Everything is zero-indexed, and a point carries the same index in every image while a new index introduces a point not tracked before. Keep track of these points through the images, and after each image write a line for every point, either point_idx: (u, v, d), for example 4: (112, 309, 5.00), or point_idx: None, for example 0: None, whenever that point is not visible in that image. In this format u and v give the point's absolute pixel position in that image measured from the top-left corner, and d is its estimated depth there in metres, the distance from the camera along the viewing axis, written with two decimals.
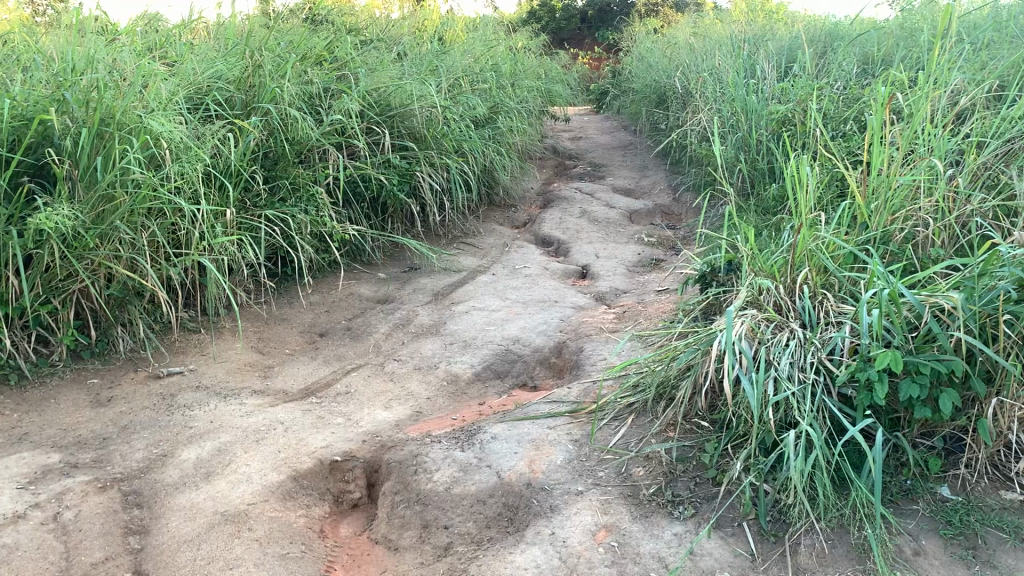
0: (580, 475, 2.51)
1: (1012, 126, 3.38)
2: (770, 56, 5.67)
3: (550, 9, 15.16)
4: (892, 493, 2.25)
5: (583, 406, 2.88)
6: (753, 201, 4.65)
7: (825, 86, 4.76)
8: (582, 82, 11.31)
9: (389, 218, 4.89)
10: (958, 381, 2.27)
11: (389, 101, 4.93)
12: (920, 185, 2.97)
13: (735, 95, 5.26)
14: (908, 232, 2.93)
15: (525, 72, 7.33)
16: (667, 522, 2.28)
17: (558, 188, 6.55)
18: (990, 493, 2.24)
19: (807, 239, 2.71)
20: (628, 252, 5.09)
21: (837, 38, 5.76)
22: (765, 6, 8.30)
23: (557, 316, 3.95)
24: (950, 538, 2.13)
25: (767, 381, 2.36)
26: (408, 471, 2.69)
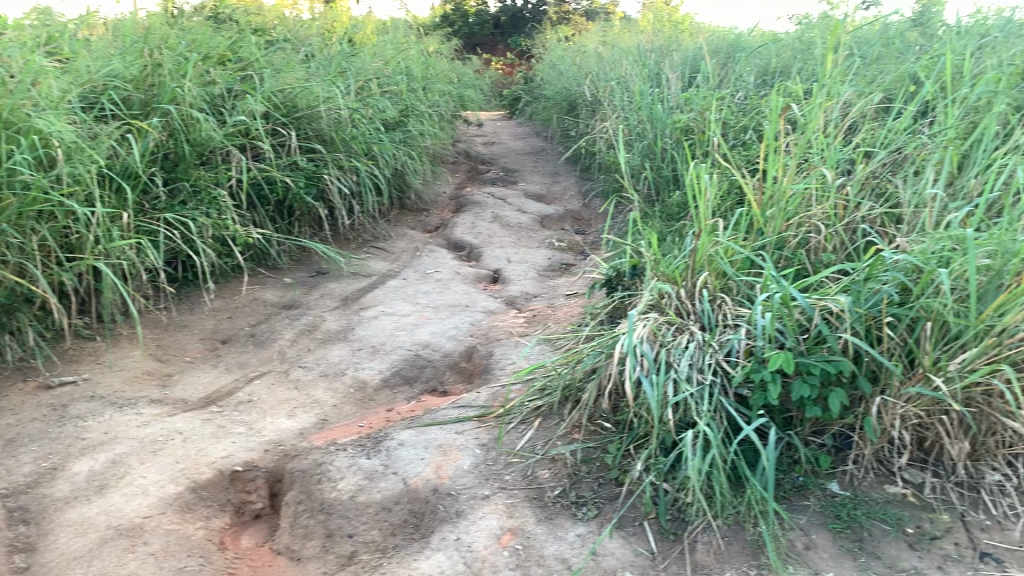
0: (486, 480, 2.51)
1: (898, 137, 3.55)
2: (675, 66, 5.81)
3: (463, 14, 15.14)
4: (785, 490, 2.34)
5: (491, 410, 2.88)
6: (659, 208, 4.75)
7: (726, 96, 4.90)
8: (495, 87, 11.34)
9: (295, 222, 4.78)
10: (846, 381, 2.37)
11: (294, 103, 4.84)
12: (813, 194, 3.10)
13: (641, 103, 5.37)
14: (802, 237, 3.04)
15: (436, 76, 7.31)
16: (571, 524, 2.31)
17: (470, 193, 6.55)
18: (874, 488, 2.35)
19: (706, 245, 2.78)
20: (539, 257, 5.13)
21: (738, 49, 5.94)
22: (672, 16, 8.50)
23: (467, 321, 3.95)
24: (838, 532, 2.23)
25: (667, 383, 2.42)
26: (312, 480, 2.65)
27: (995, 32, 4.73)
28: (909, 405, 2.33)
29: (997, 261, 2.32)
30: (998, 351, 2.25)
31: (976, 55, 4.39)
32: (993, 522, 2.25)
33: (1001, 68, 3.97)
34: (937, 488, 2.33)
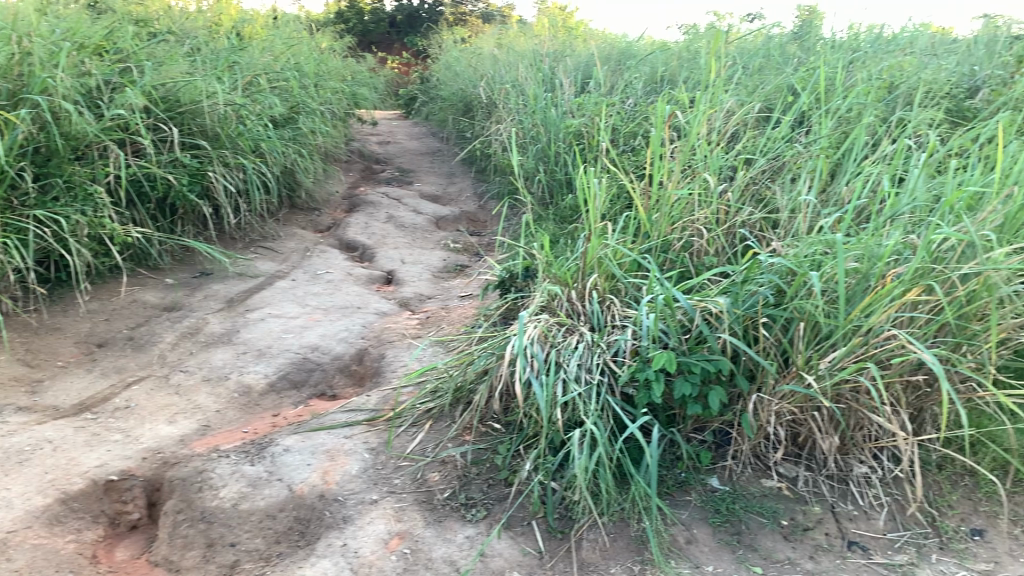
0: (375, 484, 2.48)
1: (777, 146, 3.70)
2: (568, 71, 5.89)
3: (358, 11, 14.93)
4: (668, 486, 2.41)
5: (381, 413, 2.85)
6: (552, 210, 4.81)
7: (617, 102, 5.01)
8: (390, 86, 11.22)
9: (178, 221, 4.61)
10: (725, 380, 2.46)
11: (177, 96, 4.66)
12: (696, 199, 3.20)
13: (535, 107, 5.42)
14: (687, 240, 3.13)
15: (329, 74, 7.18)
16: (460, 526, 2.31)
17: (363, 192, 6.47)
18: (752, 482, 2.45)
19: (596, 247, 2.83)
20: (433, 258, 5.10)
21: (629, 56, 6.07)
22: (566, 22, 8.62)
23: (358, 323, 3.89)
24: (718, 525, 2.30)
25: (556, 383, 2.45)
26: (192, 488, 2.56)
27: (867, 48, 4.99)
28: (783, 402, 2.43)
29: (864, 264, 2.44)
30: (865, 350, 2.36)
31: (849, 68, 4.62)
32: (860, 512, 2.37)
33: (871, 82, 4.19)
34: (810, 481, 2.44)
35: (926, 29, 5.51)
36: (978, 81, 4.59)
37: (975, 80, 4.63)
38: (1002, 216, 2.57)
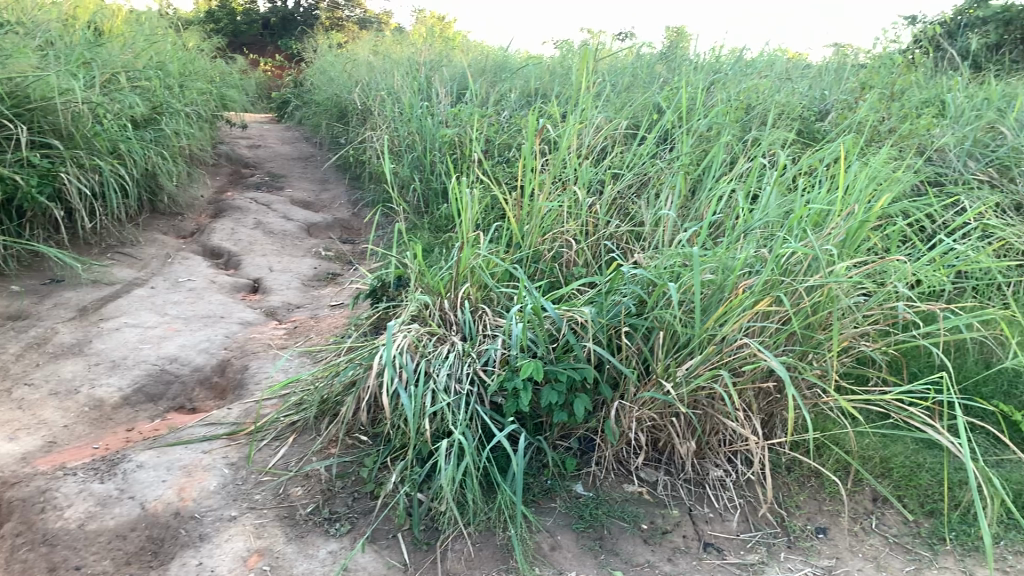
0: (234, 500, 2.40)
1: (643, 161, 3.82)
2: (444, 81, 5.90)
3: (229, 11, 14.49)
4: (534, 494, 2.44)
5: (243, 427, 2.76)
6: (427, 219, 4.80)
7: (491, 114, 5.05)
8: (261, 89, 10.94)
9: (26, 224, 4.33)
10: (590, 388, 2.52)
11: (28, 93, 4.39)
12: (565, 211, 3.26)
13: (410, 115, 5.39)
14: (556, 251, 3.19)
15: (195, 74, 6.93)
16: (323, 541, 2.26)
17: (231, 197, 6.27)
18: (615, 488, 2.51)
19: (468, 256, 2.84)
20: (303, 266, 4.99)
21: (504, 68, 6.13)
22: (442, 32, 8.63)
23: (221, 333, 3.76)
24: (581, 531, 2.34)
25: (425, 394, 2.43)
26: (33, 509, 2.40)
27: (727, 70, 5.23)
28: (644, 408, 2.50)
29: (719, 276, 2.56)
30: (719, 357, 2.47)
31: (710, 89, 4.83)
32: (715, 514, 2.47)
33: (730, 103, 4.40)
34: (669, 485, 2.54)
35: (782, 53, 5.82)
36: (828, 106, 4.89)
37: (825, 103, 4.93)
38: (843, 232, 2.75)
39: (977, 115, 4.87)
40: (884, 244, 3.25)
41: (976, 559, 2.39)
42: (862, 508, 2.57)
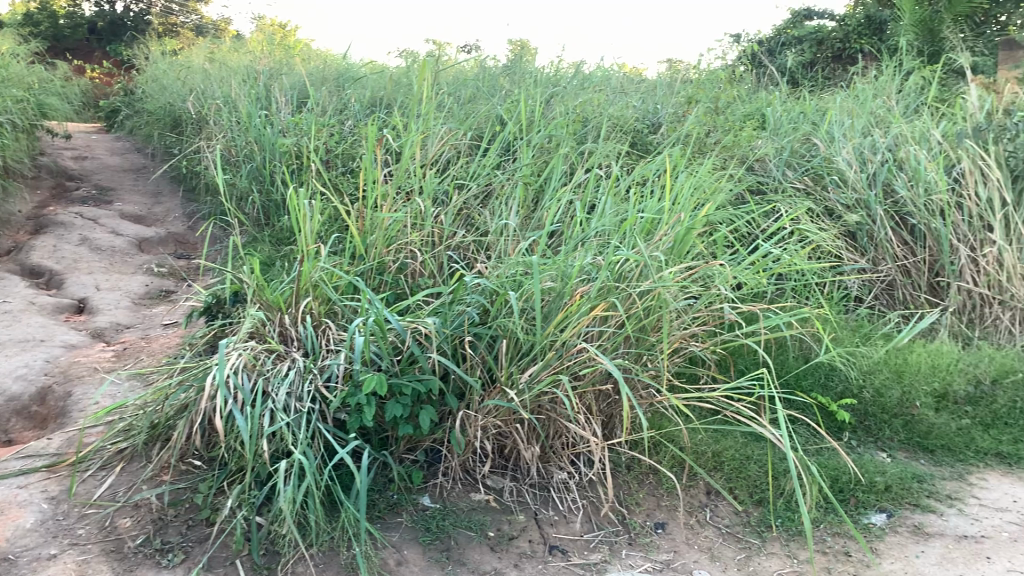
0: (54, 537, 2.23)
1: (486, 172, 3.85)
2: (283, 90, 5.73)
3: (50, 14, 13.57)
4: (379, 509, 2.40)
5: (64, 458, 2.57)
6: (268, 232, 4.66)
7: (332, 124, 4.95)
8: (88, 96, 10.29)
9: None
10: (435, 399, 2.51)
11: None
12: (408, 222, 3.24)
13: (248, 124, 5.20)
14: (401, 262, 3.15)
15: (9, 79, 6.43)
16: (154, 574, 2.14)
17: (53, 212, 5.86)
18: (461, 497, 2.51)
19: (310, 269, 2.77)
20: (133, 284, 4.72)
21: (346, 77, 6.03)
22: (282, 40, 8.41)
23: (42, 358, 3.50)
24: (428, 544, 2.33)
25: (263, 414, 2.35)
26: None
27: (566, 83, 5.36)
28: (489, 417, 2.52)
29: (559, 283, 2.61)
30: (559, 363, 2.52)
31: (549, 102, 4.93)
32: (560, 517, 2.52)
33: (568, 115, 4.52)
34: (514, 491, 2.56)
35: (618, 68, 6.05)
36: (661, 118, 5.11)
37: (658, 116, 5.15)
38: (671, 239, 2.89)
39: (794, 128, 5.23)
40: (712, 249, 3.43)
41: (798, 542, 2.55)
42: (697, 501, 2.70)
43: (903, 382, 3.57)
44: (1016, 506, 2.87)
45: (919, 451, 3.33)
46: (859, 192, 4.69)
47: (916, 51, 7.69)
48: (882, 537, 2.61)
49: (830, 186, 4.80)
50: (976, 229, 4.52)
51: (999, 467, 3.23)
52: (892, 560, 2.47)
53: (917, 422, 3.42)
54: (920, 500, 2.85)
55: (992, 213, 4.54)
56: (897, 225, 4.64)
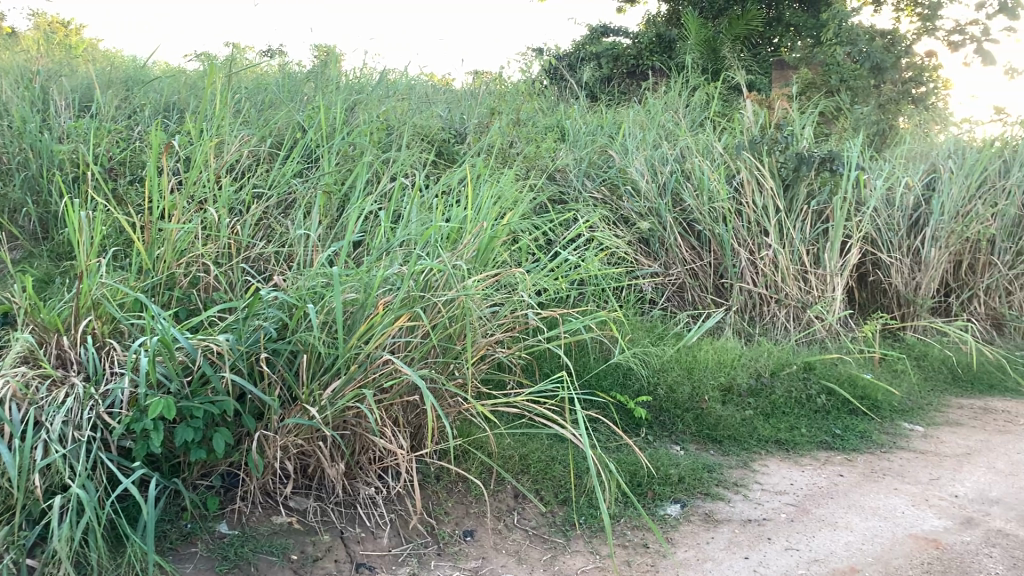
0: None
1: (286, 180, 3.72)
2: (62, 92, 5.27)
3: None
4: (171, 541, 2.24)
5: None
6: (44, 246, 4.27)
7: (118, 129, 4.61)
8: None
9: None
10: (231, 421, 2.39)
11: None
12: (200, 233, 3.06)
13: (19, 128, 4.74)
14: (193, 276, 2.98)
15: None
16: None
17: None
18: (262, 521, 2.41)
19: (90, 286, 2.56)
20: None
21: (135, 80, 5.64)
22: (61, 38, 7.77)
23: None
24: (225, 573, 2.19)
25: (36, 447, 2.15)
26: None
27: (371, 91, 5.29)
28: (289, 436, 2.43)
29: (361, 294, 2.54)
30: (362, 376, 2.47)
31: (352, 109, 4.82)
32: (367, 533, 2.47)
33: (372, 122, 4.46)
34: (319, 511, 2.49)
35: (426, 78, 6.05)
36: (466, 127, 5.15)
37: (463, 125, 5.18)
38: (474, 248, 2.90)
39: (592, 140, 5.44)
40: (514, 257, 3.49)
41: (600, 539, 2.64)
42: (504, 505, 2.74)
43: (693, 378, 3.80)
44: (792, 488, 3.13)
45: (709, 441, 3.55)
46: (651, 201, 4.96)
47: (702, 69, 8.24)
48: (677, 527, 2.76)
49: (625, 195, 5.03)
50: (754, 234, 4.89)
51: (778, 453, 3.51)
52: (685, 548, 2.61)
53: (706, 415, 3.64)
54: (710, 489, 3.04)
55: (767, 219, 4.93)
56: (685, 231, 4.98)
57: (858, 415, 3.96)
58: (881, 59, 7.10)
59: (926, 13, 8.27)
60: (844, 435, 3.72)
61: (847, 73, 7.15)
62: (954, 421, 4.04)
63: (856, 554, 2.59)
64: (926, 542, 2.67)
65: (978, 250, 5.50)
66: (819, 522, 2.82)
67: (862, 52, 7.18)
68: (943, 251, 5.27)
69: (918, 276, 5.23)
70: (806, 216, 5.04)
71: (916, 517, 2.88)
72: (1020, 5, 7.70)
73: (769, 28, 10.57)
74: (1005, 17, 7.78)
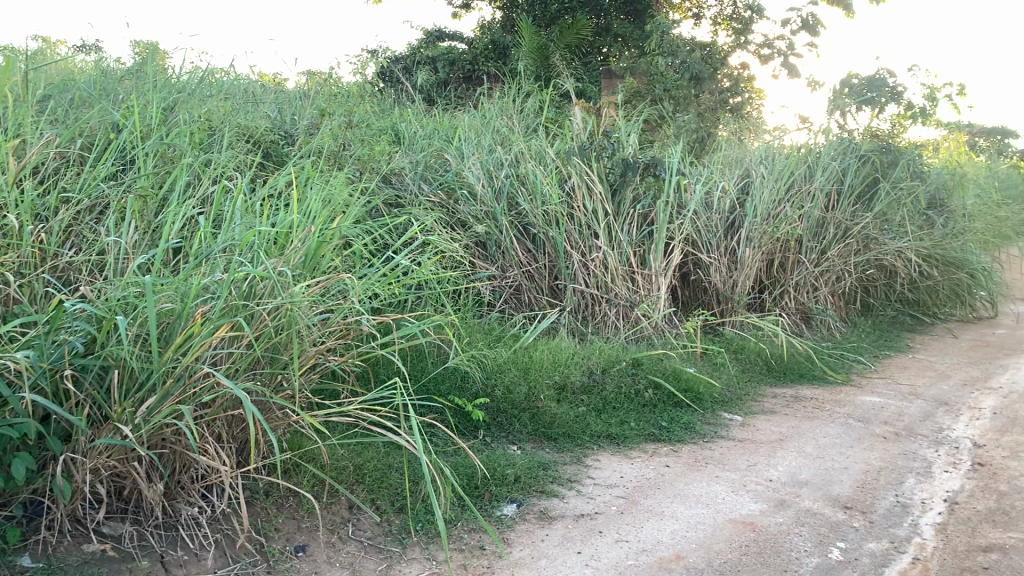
0: None
1: (98, 182, 3.48)
2: None
3: None
4: None
5: None
6: None
7: None
8: None
9: None
10: (33, 444, 2.21)
11: None
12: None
13: None
14: None
15: None
16: None
17: None
18: (71, 551, 2.24)
19: None
20: None
21: None
22: None
23: None
24: None
25: None
26: None
27: (195, 89, 5.05)
28: (100, 458, 2.28)
29: (179, 304, 2.41)
30: (180, 391, 2.34)
31: (173, 108, 4.58)
32: (190, 556, 2.34)
33: (194, 122, 4.24)
34: (136, 535, 2.34)
35: (255, 77, 5.84)
36: (296, 128, 5.01)
37: (293, 126, 5.04)
38: (302, 254, 2.81)
39: (427, 143, 5.43)
40: (345, 262, 3.41)
41: (436, 544, 2.63)
42: (338, 517, 2.68)
43: (529, 378, 3.86)
44: (622, 481, 3.24)
45: (544, 440, 3.61)
46: (487, 205, 5.01)
47: (535, 75, 8.42)
48: (512, 526, 2.79)
49: (461, 199, 5.04)
50: (586, 236, 5.04)
51: (610, 448, 3.63)
52: (520, 547, 2.65)
53: (542, 413, 3.71)
54: (544, 487, 3.10)
55: (597, 222, 5.09)
56: (520, 234, 5.06)
57: (682, 407, 4.16)
58: (699, 70, 7.54)
59: (739, 28, 8.82)
60: (669, 427, 3.88)
61: (669, 83, 7.51)
62: (769, 410, 4.32)
63: (681, 541, 2.71)
64: (743, 525, 2.84)
65: (787, 250, 5.91)
66: (647, 513, 2.93)
67: (681, 63, 7.58)
68: (756, 250, 5.63)
69: (736, 275, 5.55)
70: (633, 219, 5.25)
71: (734, 502, 3.05)
72: (820, 23, 8.36)
73: (599, 38, 10.95)
74: (808, 34, 8.42)
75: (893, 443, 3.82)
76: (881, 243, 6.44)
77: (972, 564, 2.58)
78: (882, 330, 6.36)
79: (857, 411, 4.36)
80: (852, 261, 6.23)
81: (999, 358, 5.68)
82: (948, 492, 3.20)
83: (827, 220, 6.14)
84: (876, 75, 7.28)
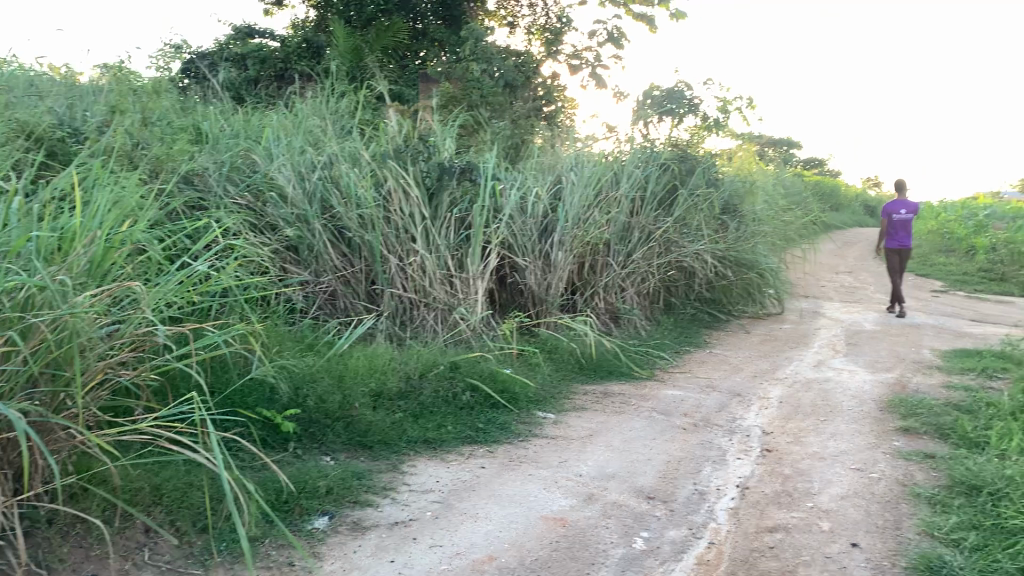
0: None
1: None
2: None
3: None
4: None
5: None
6: None
7: None
8: None
9: None
10: None
11: None
12: None
13: None
14: None
15: None
16: None
17: None
18: None
19: None
20: None
21: None
22: None
23: None
24: None
25: None
26: None
27: None
28: None
29: None
30: None
31: None
32: None
33: None
34: None
35: (41, 69, 5.40)
36: (86, 123, 4.66)
37: (83, 122, 4.69)
38: (86, 261, 2.60)
39: (233, 141, 5.20)
40: (138, 269, 3.19)
41: (242, 564, 2.52)
42: (132, 542, 2.51)
43: (344, 387, 3.77)
44: (438, 485, 3.24)
45: (360, 449, 3.55)
46: (298, 208, 4.86)
47: (349, 77, 8.29)
48: (324, 539, 2.72)
49: (270, 202, 4.86)
50: (402, 240, 5.01)
51: (426, 452, 3.62)
52: (331, 560, 2.58)
53: (357, 422, 3.63)
54: (358, 497, 3.04)
55: (414, 225, 5.06)
56: (333, 238, 4.95)
57: (498, 409, 4.21)
58: (513, 78, 7.84)
59: (551, 38, 9.08)
60: (486, 429, 3.93)
61: (485, 89, 7.61)
62: (580, 407, 4.47)
63: (494, 542, 2.74)
64: (554, 521, 2.91)
65: (596, 253, 6.15)
66: (461, 516, 2.95)
67: (497, 71, 7.85)
68: (568, 254, 5.80)
69: (549, 277, 5.70)
70: (449, 223, 5.26)
71: (546, 499, 3.12)
72: (624, 36, 8.75)
73: (415, 42, 10.91)
74: (614, 46, 8.80)
75: (693, 434, 4.05)
76: (681, 246, 6.82)
77: (760, 544, 2.78)
78: (683, 328, 6.75)
79: (661, 404, 4.59)
80: (655, 263, 6.56)
81: (786, 352, 6.17)
82: (740, 478, 3.43)
83: (632, 225, 6.44)
84: (676, 88, 7.72)
